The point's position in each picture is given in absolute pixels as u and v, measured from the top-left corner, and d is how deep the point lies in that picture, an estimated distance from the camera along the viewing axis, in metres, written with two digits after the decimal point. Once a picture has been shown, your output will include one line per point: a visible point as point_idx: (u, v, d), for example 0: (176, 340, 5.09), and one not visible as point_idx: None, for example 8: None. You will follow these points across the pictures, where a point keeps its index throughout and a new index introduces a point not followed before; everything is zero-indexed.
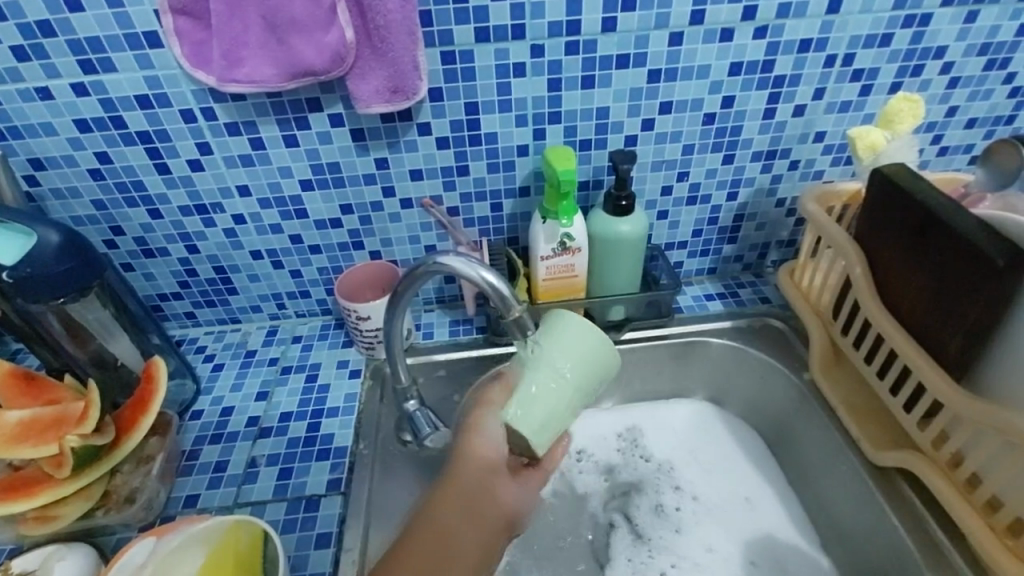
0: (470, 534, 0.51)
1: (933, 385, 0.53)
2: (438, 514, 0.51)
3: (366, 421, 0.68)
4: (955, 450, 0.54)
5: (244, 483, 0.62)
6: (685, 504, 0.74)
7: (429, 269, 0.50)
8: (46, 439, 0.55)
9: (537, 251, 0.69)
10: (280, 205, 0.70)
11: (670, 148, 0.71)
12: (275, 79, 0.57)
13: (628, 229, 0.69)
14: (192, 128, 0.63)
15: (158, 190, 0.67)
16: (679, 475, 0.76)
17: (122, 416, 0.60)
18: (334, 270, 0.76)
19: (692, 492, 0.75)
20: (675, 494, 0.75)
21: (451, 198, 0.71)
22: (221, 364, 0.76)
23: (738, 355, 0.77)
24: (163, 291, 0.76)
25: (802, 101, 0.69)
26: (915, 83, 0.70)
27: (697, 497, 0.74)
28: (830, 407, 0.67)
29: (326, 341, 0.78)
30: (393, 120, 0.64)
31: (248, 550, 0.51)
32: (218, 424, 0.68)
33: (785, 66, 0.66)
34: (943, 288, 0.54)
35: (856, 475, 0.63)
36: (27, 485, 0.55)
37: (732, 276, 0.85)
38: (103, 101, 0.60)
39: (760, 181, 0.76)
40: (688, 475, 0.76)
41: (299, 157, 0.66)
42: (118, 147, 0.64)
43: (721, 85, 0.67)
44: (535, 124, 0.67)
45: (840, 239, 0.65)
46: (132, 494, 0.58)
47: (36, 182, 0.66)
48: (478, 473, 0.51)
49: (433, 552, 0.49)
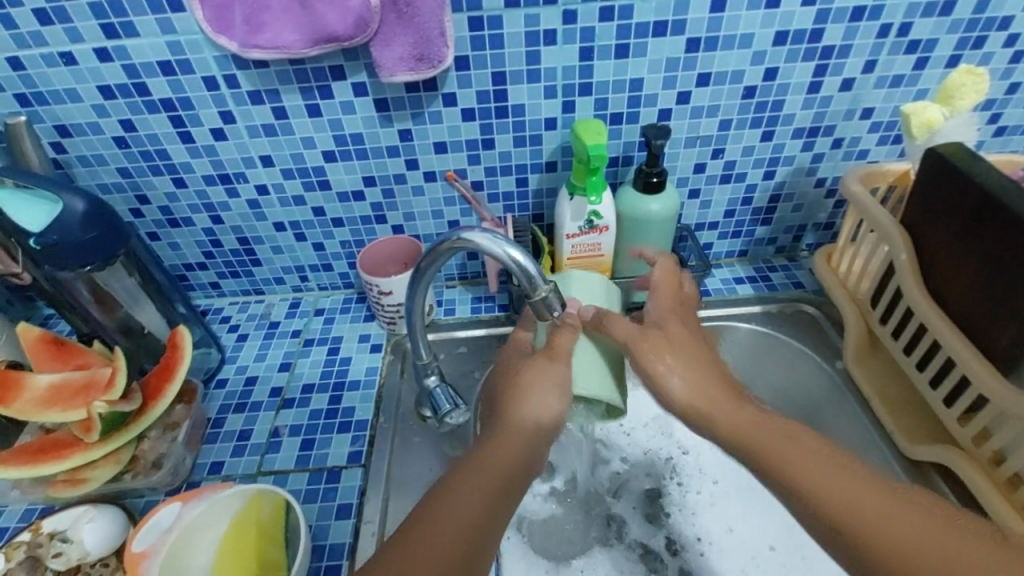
0: (502, 513, 0.46)
1: (980, 381, 0.50)
2: (476, 477, 0.47)
3: (386, 396, 0.68)
4: (995, 451, 0.52)
5: (267, 453, 0.63)
6: (705, 489, 0.70)
7: (452, 245, 0.48)
8: (75, 404, 0.56)
9: (562, 229, 0.67)
10: (303, 177, 0.69)
11: (706, 122, 0.68)
12: (299, 45, 0.55)
13: (658, 208, 0.66)
14: (215, 96, 0.62)
15: (182, 159, 0.67)
16: (699, 459, 0.72)
17: (148, 382, 0.61)
18: (356, 244, 0.76)
19: (713, 475, 0.71)
20: (702, 486, 0.70)
21: (476, 171, 0.69)
22: (245, 335, 0.76)
23: (768, 341, 0.75)
24: (188, 261, 0.77)
25: (851, 74, 0.65)
26: (975, 56, 0.64)
27: (717, 480, 0.70)
28: (862, 395, 0.65)
29: (348, 315, 0.78)
30: (417, 90, 0.62)
31: (270, 520, 0.52)
32: (243, 393, 0.69)
33: (834, 35, 0.62)
34: (997, 281, 0.51)
35: (885, 465, 0.61)
36: (57, 448, 0.57)
37: (764, 258, 0.82)
38: (127, 67, 0.60)
39: (800, 160, 0.72)
40: (710, 462, 0.71)
41: (322, 127, 0.65)
42: (142, 115, 0.63)
43: (764, 56, 0.63)
44: (565, 95, 0.64)
45: (884, 222, 0.61)
46: (159, 459, 0.59)
47: (63, 149, 0.66)
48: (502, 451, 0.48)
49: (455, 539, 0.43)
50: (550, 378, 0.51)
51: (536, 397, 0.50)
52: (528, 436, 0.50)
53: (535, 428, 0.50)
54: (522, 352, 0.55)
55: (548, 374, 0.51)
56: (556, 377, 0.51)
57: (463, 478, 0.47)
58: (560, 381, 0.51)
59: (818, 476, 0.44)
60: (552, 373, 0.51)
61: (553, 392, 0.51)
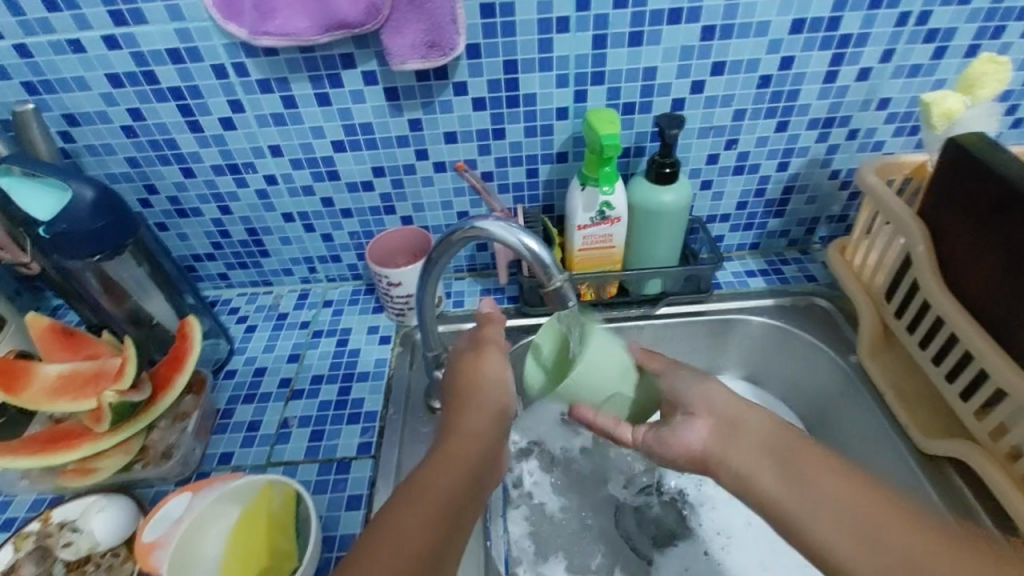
0: (472, 500, 0.44)
1: (1000, 376, 0.49)
2: (444, 464, 0.45)
3: (396, 387, 0.67)
4: (1013, 447, 0.51)
5: (277, 444, 0.62)
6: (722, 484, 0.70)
7: (466, 234, 0.48)
8: (85, 394, 0.56)
9: (573, 220, 0.66)
10: (312, 167, 0.68)
11: (720, 112, 0.67)
12: (309, 32, 0.55)
13: (671, 199, 0.65)
14: (224, 84, 0.61)
15: (190, 148, 0.67)
16: None
17: (158, 372, 0.61)
18: (365, 235, 0.75)
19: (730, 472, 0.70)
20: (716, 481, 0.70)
21: (486, 161, 0.69)
22: (253, 326, 0.76)
23: (780, 333, 0.74)
24: (196, 251, 0.76)
25: (868, 64, 0.64)
26: (995, 45, 0.63)
27: None
28: (877, 390, 0.64)
29: (356, 306, 0.77)
30: (428, 78, 0.61)
31: (281, 511, 0.51)
32: (252, 384, 0.69)
33: (852, 24, 0.61)
34: (1020, 273, 0.50)
35: (900, 459, 0.61)
36: (67, 437, 0.56)
37: (776, 251, 0.81)
38: (135, 54, 0.59)
39: (814, 151, 0.71)
40: None
41: (332, 116, 0.64)
42: (150, 103, 0.63)
43: (780, 44, 0.62)
44: (577, 85, 0.63)
45: (901, 213, 0.60)
46: (169, 450, 0.59)
47: (71, 138, 0.65)
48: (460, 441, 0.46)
49: (418, 538, 0.40)
50: (488, 377, 0.49)
51: (477, 394, 0.49)
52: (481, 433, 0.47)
53: (485, 415, 0.48)
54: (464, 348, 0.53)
55: (484, 370, 0.50)
56: (493, 376, 0.50)
57: (429, 466, 0.45)
58: (497, 379, 0.50)
59: (845, 493, 0.43)
60: (488, 372, 0.50)
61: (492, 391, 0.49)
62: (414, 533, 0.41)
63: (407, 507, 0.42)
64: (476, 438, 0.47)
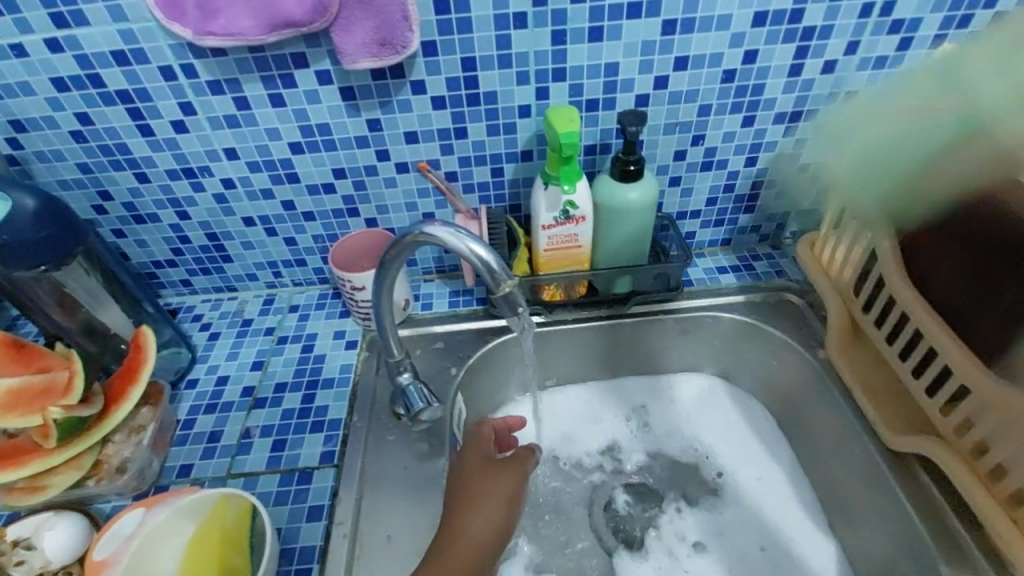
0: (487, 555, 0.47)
1: (962, 372, 0.48)
2: (465, 506, 0.49)
3: (360, 393, 0.66)
4: (976, 444, 0.51)
5: (238, 454, 0.61)
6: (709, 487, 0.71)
7: (417, 238, 0.46)
8: (33, 409, 0.54)
9: (537, 220, 0.65)
10: (270, 169, 0.67)
11: (685, 108, 0.66)
12: (254, 32, 0.53)
13: (636, 196, 0.64)
14: (174, 86, 0.59)
15: (143, 153, 0.65)
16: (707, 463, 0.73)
17: (112, 385, 0.60)
18: (329, 238, 0.74)
19: (718, 471, 0.72)
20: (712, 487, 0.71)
21: (449, 162, 0.67)
22: (217, 334, 0.75)
23: (752, 330, 0.73)
24: (156, 258, 0.75)
25: (833, 57, 0.63)
26: (960, 36, 0.62)
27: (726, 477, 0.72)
28: (846, 388, 0.64)
29: (323, 311, 0.76)
30: (384, 77, 0.60)
31: (235, 525, 0.50)
32: (214, 393, 0.67)
33: (815, 16, 0.60)
34: None
35: (869, 458, 0.61)
36: (16, 453, 0.55)
37: (747, 247, 0.81)
38: (79, 57, 0.57)
39: (782, 146, 0.70)
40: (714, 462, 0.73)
41: (287, 118, 0.62)
42: (98, 107, 0.61)
43: (743, 38, 0.61)
44: (538, 82, 0.62)
45: (866, 208, 0.59)
46: (124, 464, 0.57)
47: (18, 144, 0.63)
48: (482, 482, 0.50)
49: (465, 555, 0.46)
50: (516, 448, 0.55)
51: (491, 499, 0.49)
52: (480, 544, 0.47)
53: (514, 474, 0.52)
54: (479, 457, 0.53)
55: (499, 487, 0.50)
56: (506, 491, 0.50)
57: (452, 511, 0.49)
58: (509, 494, 0.50)
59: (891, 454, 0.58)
60: (504, 487, 0.50)
61: (492, 501, 0.49)
62: (462, 550, 0.46)
63: (452, 540, 0.47)
64: (476, 548, 0.46)
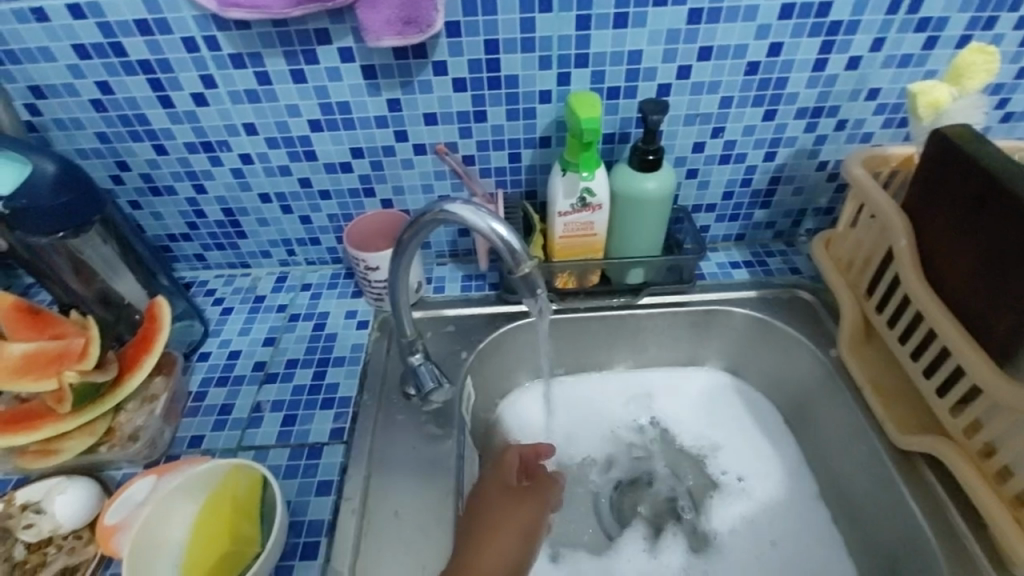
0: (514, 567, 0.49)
1: (972, 371, 0.48)
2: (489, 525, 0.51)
3: (371, 373, 0.66)
4: (984, 444, 0.51)
5: (248, 428, 0.61)
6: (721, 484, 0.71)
7: (436, 217, 0.47)
8: (47, 374, 0.54)
9: (554, 207, 0.65)
10: (288, 146, 0.66)
11: (706, 99, 0.65)
12: (279, 5, 0.53)
13: (654, 186, 0.64)
14: (195, 58, 0.59)
15: (162, 124, 0.65)
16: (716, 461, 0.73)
17: (126, 353, 0.60)
18: (344, 217, 0.74)
19: (737, 473, 0.71)
20: (719, 477, 0.71)
21: (468, 145, 0.67)
22: (229, 309, 0.75)
23: (763, 325, 0.73)
24: (172, 231, 0.75)
25: (858, 53, 0.62)
26: (987, 36, 0.62)
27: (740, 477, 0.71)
28: (855, 385, 0.64)
29: (335, 290, 0.76)
30: (406, 56, 0.60)
31: (246, 495, 0.51)
32: (226, 366, 0.68)
33: (842, 10, 0.59)
34: (1000, 267, 0.49)
35: (876, 455, 0.61)
36: (30, 417, 0.55)
37: (761, 243, 0.80)
38: (102, 25, 0.57)
39: (802, 142, 0.70)
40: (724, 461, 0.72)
41: (308, 94, 0.62)
42: (120, 77, 0.61)
43: (769, 30, 0.60)
44: (560, 67, 0.61)
45: (885, 207, 0.59)
46: (136, 432, 0.58)
47: (38, 111, 0.63)
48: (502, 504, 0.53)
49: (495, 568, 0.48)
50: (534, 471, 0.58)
51: (513, 527, 0.51)
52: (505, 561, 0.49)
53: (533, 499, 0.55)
54: (500, 486, 0.54)
55: (522, 510, 0.53)
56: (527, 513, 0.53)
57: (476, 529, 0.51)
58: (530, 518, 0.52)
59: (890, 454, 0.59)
60: (523, 517, 0.52)
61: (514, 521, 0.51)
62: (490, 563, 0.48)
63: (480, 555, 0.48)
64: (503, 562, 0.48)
